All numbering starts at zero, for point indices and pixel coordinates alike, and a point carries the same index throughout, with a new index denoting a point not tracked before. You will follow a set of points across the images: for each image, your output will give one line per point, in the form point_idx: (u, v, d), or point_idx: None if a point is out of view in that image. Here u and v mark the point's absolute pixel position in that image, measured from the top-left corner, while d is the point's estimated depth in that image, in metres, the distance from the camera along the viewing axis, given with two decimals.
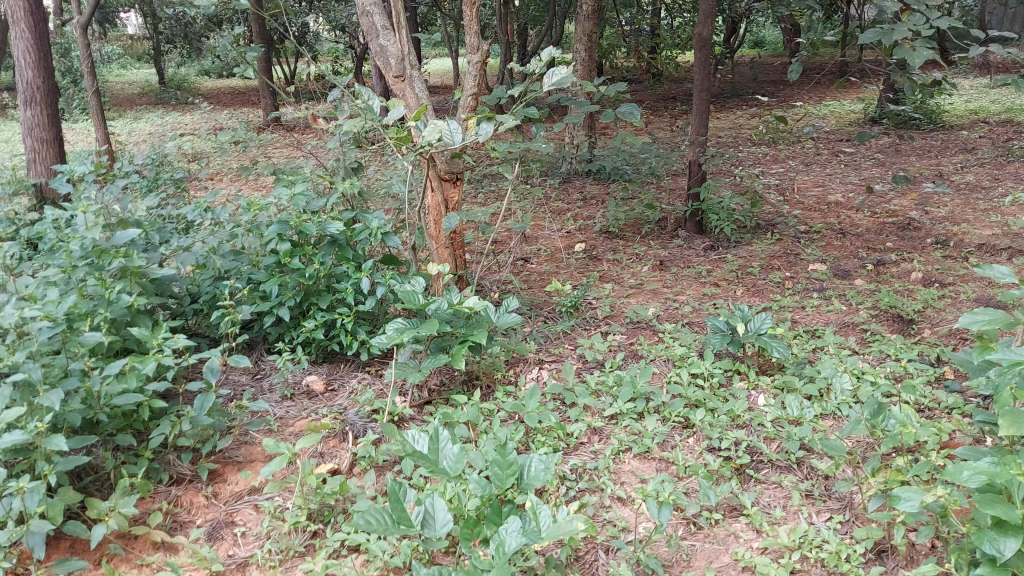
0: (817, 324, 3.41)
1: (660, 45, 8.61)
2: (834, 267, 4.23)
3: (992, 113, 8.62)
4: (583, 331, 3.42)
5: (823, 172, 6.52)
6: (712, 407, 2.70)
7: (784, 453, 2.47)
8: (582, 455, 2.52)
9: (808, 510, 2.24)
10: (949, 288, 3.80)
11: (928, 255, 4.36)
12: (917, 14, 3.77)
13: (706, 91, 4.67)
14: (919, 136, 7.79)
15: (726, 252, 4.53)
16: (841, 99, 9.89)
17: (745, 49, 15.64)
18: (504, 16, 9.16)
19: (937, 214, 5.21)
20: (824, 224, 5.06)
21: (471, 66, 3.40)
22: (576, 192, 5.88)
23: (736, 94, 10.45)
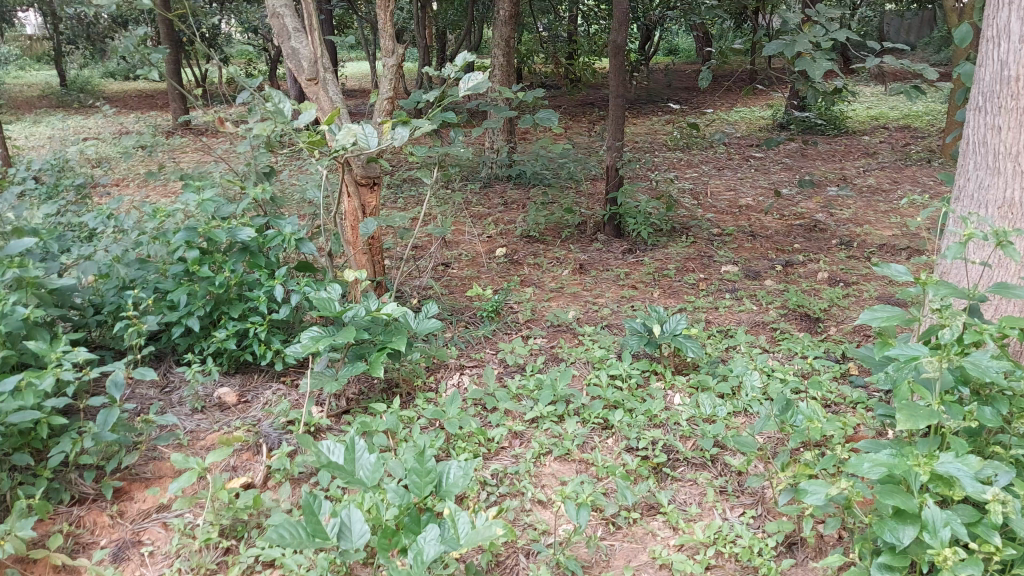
0: (730, 324, 3.49)
1: (577, 52, 8.71)
2: (745, 269, 4.35)
3: (891, 120, 9.04)
4: (504, 335, 3.43)
5: (735, 176, 6.71)
6: (631, 407, 2.74)
7: (699, 450, 2.53)
8: (502, 459, 2.51)
9: (722, 506, 2.29)
10: (853, 287, 3.96)
11: (833, 255, 4.53)
12: (817, 27, 3.94)
13: (621, 98, 4.76)
14: (824, 141, 8.11)
15: (644, 255, 4.62)
16: (751, 105, 10.21)
17: (660, 56, 16.02)
18: (421, 20, 9.12)
19: (841, 216, 5.43)
20: (736, 226, 5.21)
21: (387, 70, 3.37)
22: (497, 197, 5.89)
23: (652, 101, 10.67)
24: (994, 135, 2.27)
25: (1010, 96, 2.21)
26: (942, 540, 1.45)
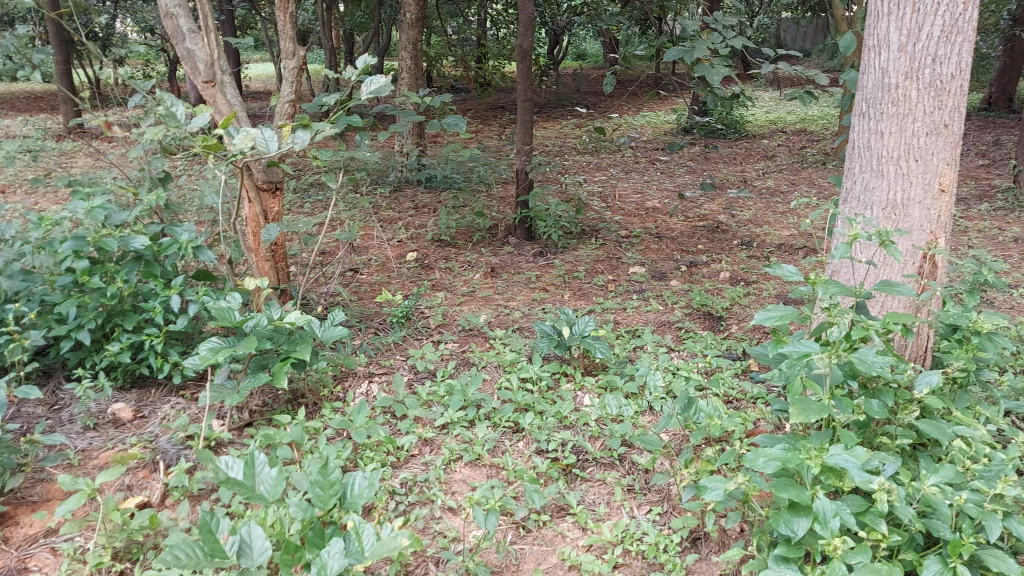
0: (638, 324, 3.56)
1: (487, 55, 8.72)
2: (652, 270, 4.44)
3: (788, 124, 9.40)
4: (415, 341, 3.39)
5: (642, 179, 6.85)
6: (541, 409, 2.74)
7: (608, 450, 2.56)
8: (412, 467, 2.48)
9: (630, 504, 2.33)
10: (753, 286, 4.10)
11: (735, 256, 4.67)
12: (714, 33, 4.06)
13: (529, 103, 4.78)
14: (725, 145, 8.36)
15: (554, 257, 4.66)
16: (656, 110, 10.44)
17: (569, 61, 16.25)
18: (326, 22, 8.97)
19: (742, 217, 5.61)
20: (642, 228, 5.32)
21: (287, 72, 3.29)
22: (407, 201, 5.84)
23: (561, 104, 10.79)
24: (878, 139, 2.37)
25: (891, 102, 2.32)
26: (832, 530, 1.51)
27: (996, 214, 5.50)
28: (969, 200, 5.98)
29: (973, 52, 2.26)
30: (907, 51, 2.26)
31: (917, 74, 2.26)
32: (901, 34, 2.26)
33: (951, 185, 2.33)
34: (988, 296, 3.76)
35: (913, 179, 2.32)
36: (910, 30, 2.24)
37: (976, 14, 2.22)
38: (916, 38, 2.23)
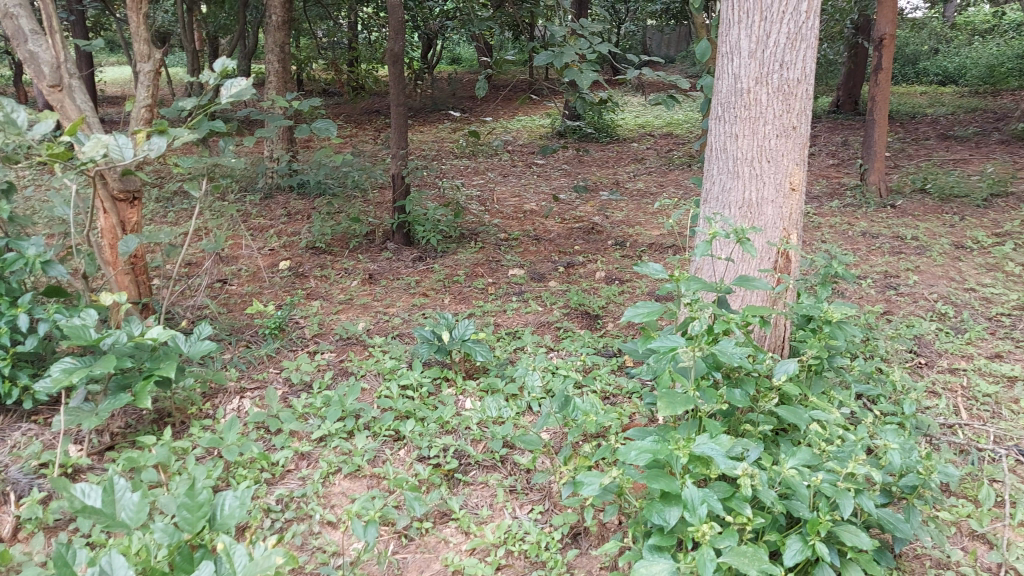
0: (517, 326, 3.58)
1: (359, 59, 8.59)
2: (530, 271, 4.50)
3: (656, 128, 9.75)
4: (289, 352, 3.30)
5: (519, 183, 6.92)
6: (422, 416, 2.71)
7: (489, 453, 2.56)
8: (289, 483, 2.41)
9: (512, 505, 2.34)
10: (627, 284, 4.22)
11: (609, 256, 4.79)
12: (582, 39, 4.14)
13: (402, 107, 4.74)
14: (597, 149, 8.57)
15: (433, 262, 4.64)
16: (531, 114, 10.59)
17: (443, 65, 16.27)
18: (187, 25, 8.60)
19: (615, 219, 5.76)
20: (521, 231, 5.37)
21: (142, 75, 3.12)
22: (279, 208, 5.68)
23: (436, 108, 10.77)
24: (734, 142, 2.48)
25: (744, 106, 2.43)
26: (701, 517, 1.55)
27: (845, 210, 5.90)
28: (821, 197, 6.38)
29: (816, 58, 2.40)
30: (757, 57, 2.38)
31: (766, 79, 2.38)
32: (750, 41, 2.38)
33: (801, 184, 2.47)
34: (841, 287, 4.02)
35: (765, 179, 2.45)
36: (758, 37, 2.36)
37: (818, 23, 2.36)
38: (764, 45, 2.36)
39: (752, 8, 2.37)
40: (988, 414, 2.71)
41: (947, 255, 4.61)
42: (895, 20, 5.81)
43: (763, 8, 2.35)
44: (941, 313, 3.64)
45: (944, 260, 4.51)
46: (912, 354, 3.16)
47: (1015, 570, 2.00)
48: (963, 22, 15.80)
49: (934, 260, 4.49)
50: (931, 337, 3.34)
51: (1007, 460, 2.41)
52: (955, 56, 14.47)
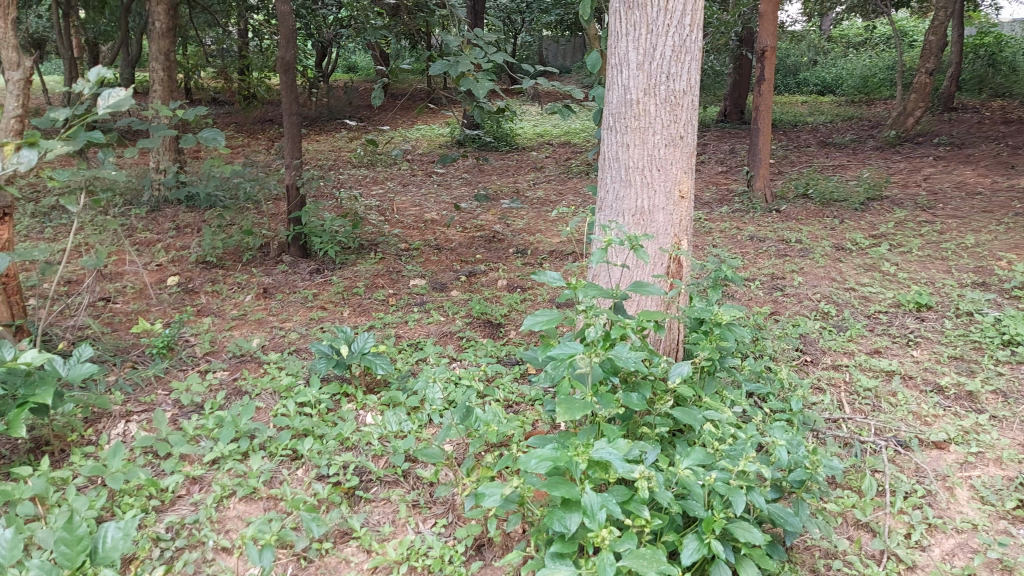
0: (419, 337, 3.54)
1: (250, 66, 8.36)
2: (431, 281, 4.47)
3: (554, 137, 9.88)
4: (179, 372, 3.16)
5: (419, 192, 6.87)
6: (321, 433, 2.64)
7: (391, 468, 2.52)
8: (180, 509, 2.30)
9: (415, 520, 2.31)
10: (529, 292, 4.24)
11: (511, 264, 4.82)
12: (476, 49, 4.13)
13: (295, 117, 4.64)
14: (496, 157, 8.61)
15: (331, 274, 4.55)
16: (429, 124, 10.55)
17: (339, 74, 16.04)
18: (63, 31, 8.19)
19: (516, 227, 5.79)
20: (421, 241, 5.33)
21: (11, 85, 2.94)
22: (166, 221, 5.45)
23: (332, 118, 10.60)
24: (625, 151, 2.52)
25: (633, 117, 2.48)
26: (600, 522, 1.57)
27: (734, 216, 6.12)
28: (712, 204, 6.60)
29: (699, 70, 2.49)
30: (645, 69, 2.44)
31: (654, 90, 2.44)
32: (638, 53, 2.44)
33: (689, 192, 2.55)
34: (732, 289, 4.16)
35: (656, 187, 2.50)
36: (645, 49, 2.42)
37: (701, 37, 2.45)
38: (651, 58, 2.42)
39: (638, 21, 2.42)
40: (869, 408, 2.85)
41: (828, 256, 4.84)
42: (775, 33, 6.07)
43: (649, 21, 2.41)
44: (824, 313, 3.81)
45: (826, 261, 4.73)
46: (799, 352, 3.30)
47: (896, 555, 2.11)
48: (839, 35, 16.68)
49: (817, 262, 4.71)
50: (815, 336, 3.50)
51: (887, 450, 2.54)
52: (832, 67, 15.25)
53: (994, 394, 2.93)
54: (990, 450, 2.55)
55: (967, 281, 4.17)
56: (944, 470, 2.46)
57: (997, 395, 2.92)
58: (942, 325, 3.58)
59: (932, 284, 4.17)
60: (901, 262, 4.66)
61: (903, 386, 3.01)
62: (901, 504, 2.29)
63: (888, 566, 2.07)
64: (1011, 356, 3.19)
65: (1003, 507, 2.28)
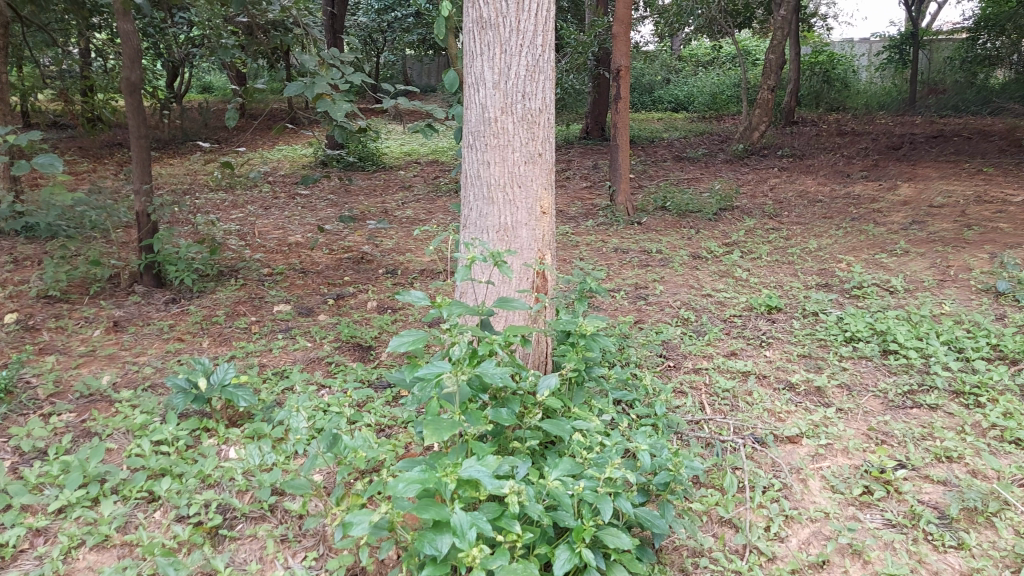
0: (285, 364, 3.43)
1: (94, 87, 7.90)
2: (297, 306, 4.35)
3: (421, 155, 9.86)
4: (19, 417, 2.92)
5: (282, 215, 6.68)
6: (180, 472, 2.50)
7: (257, 503, 2.42)
8: (22, 565, 2.13)
9: (284, 554, 2.23)
10: (400, 312, 4.20)
11: (380, 284, 4.75)
12: (334, 69, 4.06)
13: (143, 140, 4.41)
14: (363, 177, 8.51)
15: (189, 303, 4.34)
16: (292, 144, 10.31)
17: (194, 95, 15.47)
18: None
19: (385, 247, 5.73)
20: (285, 265, 5.18)
21: None
22: (2, 254, 5.06)
23: (187, 140, 10.18)
24: (485, 169, 2.53)
25: (492, 135, 2.49)
26: (470, 541, 1.54)
27: (599, 229, 6.29)
28: (578, 218, 6.77)
29: (553, 89, 2.55)
30: (501, 88, 2.46)
31: (511, 108, 2.47)
32: (493, 72, 2.45)
33: (550, 207, 2.60)
34: (598, 301, 4.26)
35: (518, 204, 2.53)
36: (500, 69, 2.45)
37: (553, 58, 2.51)
38: (507, 77, 2.45)
39: (492, 41, 2.44)
40: (728, 408, 2.99)
41: (686, 265, 5.06)
42: (629, 53, 6.30)
43: (502, 41, 2.43)
44: (684, 318, 3.97)
45: (684, 270, 4.94)
46: (662, 358, 3.42)
47: (757, 548, 2.20)
48: (689, 53, 17.55)
49: (677, 271, 4.91)
50: (677, 341, 3.64)
51: (745, 448, 2.67)
52: (684, 85, 16.00)
53: (839, 388, 3.14)
54: (837, 441, 2.72)
55: (812, 283, 4.46)
56: (797, 463, 2.60)
57: (842, 388, 3.13)
58: (791, 325, 3.80)
59: (782, 288, 4.43)
60: (753, 267, 4.92)
61: (758, 385, 3.17)
62: (759, 498, 2.40)
63: (750, 559, 2.16)
64: (853, 351, 3.43)
65: (851, 494, 2.43)
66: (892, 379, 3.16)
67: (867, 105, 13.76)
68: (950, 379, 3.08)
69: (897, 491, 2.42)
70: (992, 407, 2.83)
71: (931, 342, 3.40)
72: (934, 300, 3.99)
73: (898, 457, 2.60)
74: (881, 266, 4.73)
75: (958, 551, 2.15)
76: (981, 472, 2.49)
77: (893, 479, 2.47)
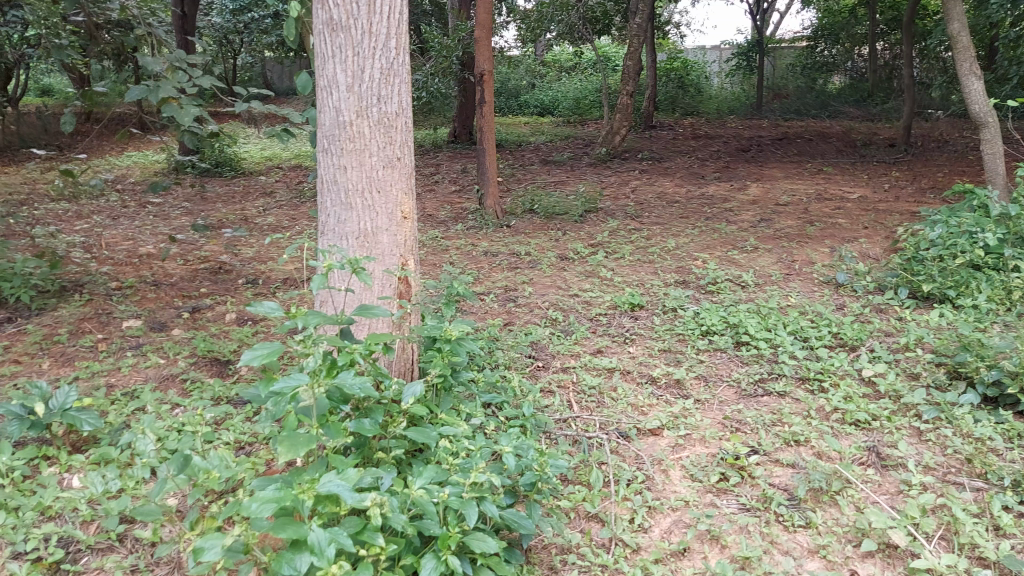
0: (135, 384, 3.23)
1: None
2: (148, 321, 4.11)
3: (283, 161, 9.57)
4: None
5: (132, 225, 6.31)
6: (15, 505, 2.30)
7: (103, 532, 2.27)
8: None
9: None
10: (260, 324, 4.05)
11: (240, 295, 4.57)
12: (180, 72, 3.86)
13: None
14: (220, 184, 8.17)
15: (26, 322, 4.02)
16: (142, 151, 9.79)
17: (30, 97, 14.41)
18: None
19: (245, 256, 5.52)
20: (136, 278, 4.89)
21: None
22: None
23: (24, 147, 9.52)
24: (342, 173, 2.46)
25: (348, 139, 2.44)
26: (329, 557, 1.49)
27: (468, 233, 6.30)
28: (446, 222, 6.76)
29: (408, 92, 2.54)
30: (355, 91, 2.41)
31: (366, 112, 2.43)
32: (346, 75, 2.40)
33: (410, 212, 2.58)
34: (467, 304, 4.26)
35: (378, 209, 2.48)
36: (353, 71, 2.40)
37: (407, 61, 2.50)
38: (360, 80, 2.41)
39: (344, 43, 2.39)
40: (594, 405, 3.04)
41: (554, 266, 5.13)
42: (491, 57, 6.32)
43: (354, 43, 2.39)
44: (552, 319, 4.02)
45: (552, 271, 5.01)
46: (530, 359, 3.45)
47: (622, 541, 2.26)
48: (552, 58, 17.89)
49: (544, 272, 4.97)
50: (545, 342, 3.68)
51: (610, 443, 2.73)
52: (549, 90, 16.27)
53: (697, 379, 3.27)
54: (695, 431, 2.83)
55: (671, 280, 4.62)
56: (659, 454, 2.68)
57: (699, 379, 3.26)
58: (653, 322, 3.92)
59: (643, 286, 4.57)
60: (616, 267, 5.06)
61: (622, 381, 3.26)
62: (624, 492, 2.47)
63: (615, 552, 2.21)
64: (709, 344, 3.58)
65: (708, 481, 2.53)
66: (745, 369, 3.31)
67: (719, 109, 14.47)
68: (797, 367, 3.27)
69: (751, 475, 2.53)
70: (834, 392, 3.02)
71: (779, 332, 3.59)
72: (782, 293, 4.22)
73: (751, 443, 2.73)
74: (734, 262, 4.96)
75: (806, 529, 2.27)
76: (825, 454, 2.65)
77: (747, 465, 2.59)
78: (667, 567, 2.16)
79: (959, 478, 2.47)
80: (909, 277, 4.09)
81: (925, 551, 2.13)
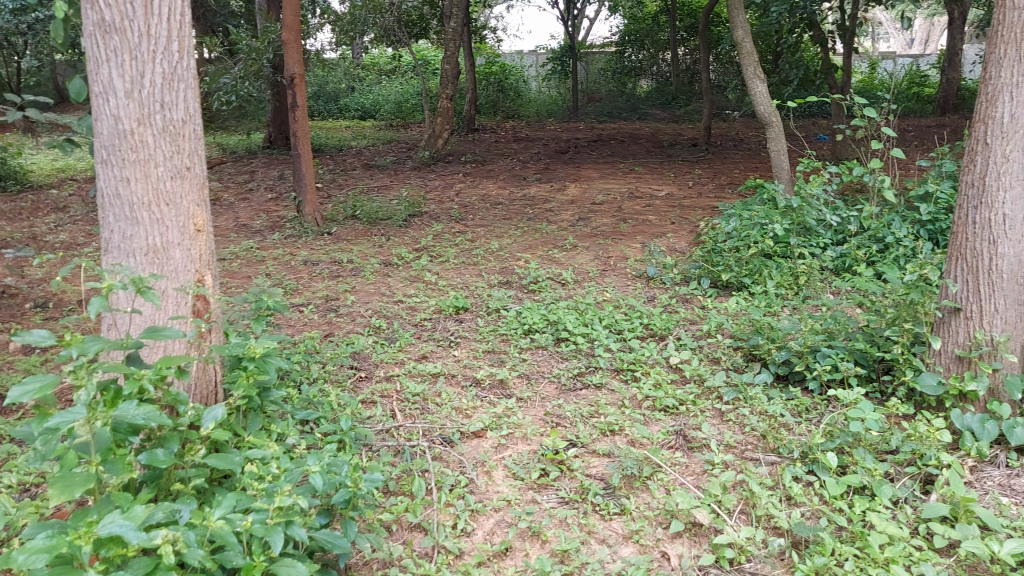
0: None
1: None
2: None
3: (77, 172, 8.84)
4: None
5: None
6: None
7: None
8: None
9: None
10: (51, 351, 3.71)
11: (27, 322, 4.16)
12: None
13: None
14: (5, 199, 7.43)
15: None
16: None
17: None
18: None
19: (33, 278, 5.04)
20: None
21: None
22: None
23: None
24: (124, 186, 2.28)
25: (130, 149, 2.27)
26: None
27: (286, 243, 6.09)
28: (263, 232, 6.49)
29: (195, 98, 2.41)
30: (135, 97, 2.25)
31: (149, 120, 2.28)
32: (124, 81, 2.24)
33: (204, 224, 2.45)
34: (286, 318, 4.11)
35: (167, 223, 2.33)
36: (132, 77, 2.24)
37: (191, 65, 2.38)
38: (140, 85, 2.25)
39: (120, 47, 2.22)
40: (417, 412, 3.01)
41: (377, 273, 5.06)
42: (303, 59, 6.03)
43: (131, 46, 2.23)
44: (376, 327, 3.95)
45: (376, 278, 4.94)
46: (352, 370, 3.37)
47: (444, 548, 2.25)
48: (371, 59, 17.63)
49: (367, 279, 4.89)
50: (367, 351, 3.60)
51: (432, 449, 2.71)
52: (370, 93, 16.03)
53: (519, 378, 3.32)
54: (517, 430, 2.87)
55: (494, 282, 4.67)
56: (481, 456, 2.70)
57: (522, 378, 3.32)
58: (477, 324, 3.95)
59: (467, 288, 4.60)
60: (441, 271, 5.06)
61: (446, 385, 3.25)
62: (446, 497, 2.45)
63: (438, 560, 2.20)
64: (530, 342, 3.65)
65: (529, 478, 2.57)
66: (564, 365, 3.40)
67: (538, 112, 14.85)
68: (611, 359, 3.40)
69: (569, 469, 2.60)
70: (645, 380, 3.17)
71: (594, 327, 3.72)
72: (598, 288, 4.38)
73: (569, 437, 2.80)
74: (554, 261, 5.09)
75: (621, 516, 2.36)
76: (637, 441, 2.76)
77: (565, 458, 2.66)
78: (489, 569, 2.18)
79: (755, 453, 2.65)
80: (710, 267, 4.36)
81: (726, 526, 2.27)
